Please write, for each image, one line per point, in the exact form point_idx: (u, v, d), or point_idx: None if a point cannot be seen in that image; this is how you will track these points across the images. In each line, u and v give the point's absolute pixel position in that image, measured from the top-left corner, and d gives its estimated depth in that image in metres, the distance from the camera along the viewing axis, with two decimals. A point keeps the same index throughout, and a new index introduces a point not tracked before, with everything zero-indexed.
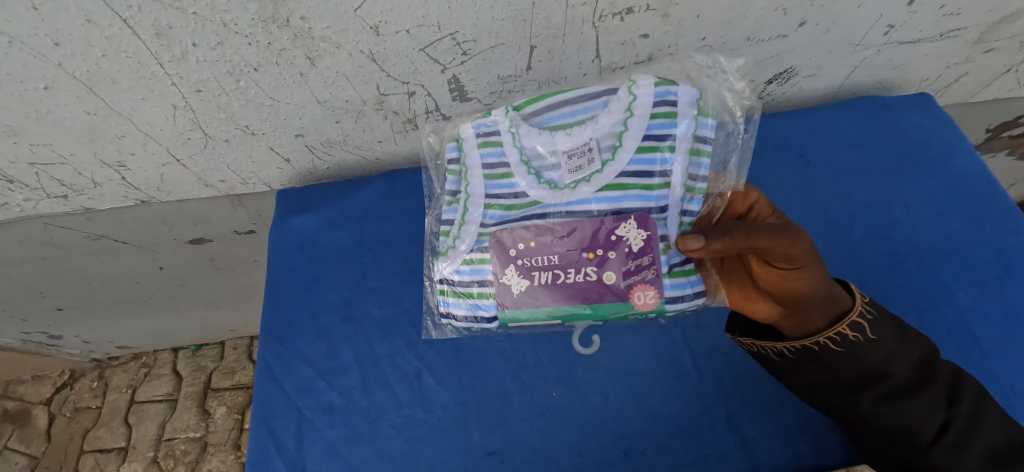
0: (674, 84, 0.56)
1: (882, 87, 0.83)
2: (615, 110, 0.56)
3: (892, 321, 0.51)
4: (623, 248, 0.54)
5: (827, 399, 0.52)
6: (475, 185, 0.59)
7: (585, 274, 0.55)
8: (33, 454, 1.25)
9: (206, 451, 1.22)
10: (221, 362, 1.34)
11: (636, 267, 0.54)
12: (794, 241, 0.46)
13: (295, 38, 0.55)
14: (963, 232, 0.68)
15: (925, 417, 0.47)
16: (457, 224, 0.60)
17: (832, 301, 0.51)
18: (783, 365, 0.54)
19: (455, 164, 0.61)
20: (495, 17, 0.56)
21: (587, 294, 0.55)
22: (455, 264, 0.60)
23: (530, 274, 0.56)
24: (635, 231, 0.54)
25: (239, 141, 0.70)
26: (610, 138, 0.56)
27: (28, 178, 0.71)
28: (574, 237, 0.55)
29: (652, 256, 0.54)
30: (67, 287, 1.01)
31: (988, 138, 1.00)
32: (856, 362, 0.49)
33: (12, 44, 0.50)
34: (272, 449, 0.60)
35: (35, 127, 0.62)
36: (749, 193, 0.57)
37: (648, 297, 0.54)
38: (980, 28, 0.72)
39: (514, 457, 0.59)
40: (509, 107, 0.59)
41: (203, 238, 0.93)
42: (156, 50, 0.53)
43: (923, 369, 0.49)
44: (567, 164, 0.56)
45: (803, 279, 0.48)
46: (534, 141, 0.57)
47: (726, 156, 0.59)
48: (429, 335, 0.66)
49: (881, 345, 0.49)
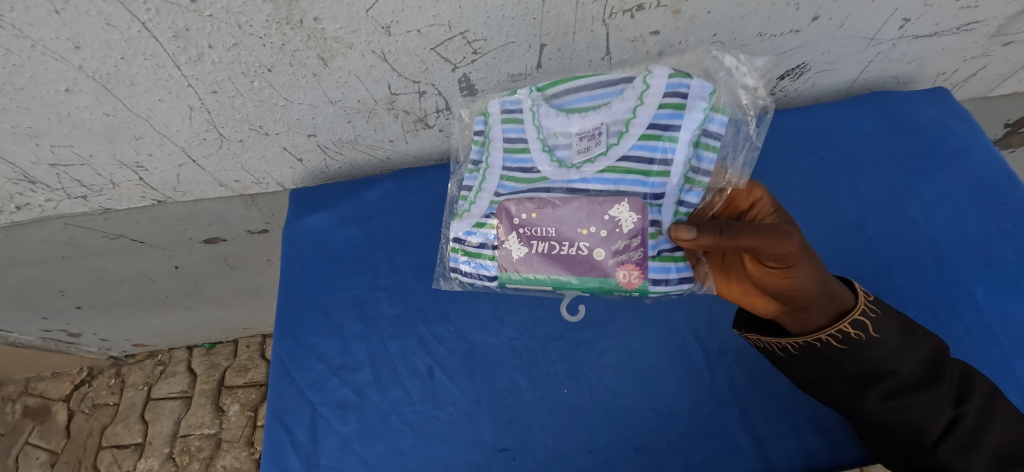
0: (690, 77, 0.55)
1: (897, 82, 0.82)
2: (629, 97, 0.56)
3: (899, 319, 0.50)
4: (615, 228, 0.53)
5: (832, 396, 0.51)
6: (496, 157, 0.61)
7: (578, 248, 0.54)
8: (53, 449, 1.28)
9: (220, 447, 1.24)
10: (235, 360, 1.36)
11: (625, 246, 0.53)
12: (783, 241, 0.45)
13: (308, 39, 0.55)
14: (980, 228, 0.67)
15: (930, 416, 0.47)
16: (475, 190, 0.62)
17: (829, 299, 0.50)
18: (788, 361, 0.53)
19: (481, 135, 0.63)
20: (506, 15, 0.56)
21: (578, 268, 0.55)
22: (467, 226, 0.61)
23: (530, 242, 0.56)
24: (628, 213, 0.53)
25: (253, 141, 0.71)
26: (618, 124, 0.56)
27: (49, 178, 0.73)
28: (573, 211, 0.54)
29: (641, 239, 0.53)
30: (86, 285, 1.03)
31: (1007, 133, 0.97)
32: (859, 360, 0.49)
33: (35, 48, 0.51)
34: (285, 444, 0.61)
35: (58, 129, 0.63)
36: (752, 190, 0.55)
37: (632, 276, 0.54)
38: (998, 20, 0.71)
39: (525, 454, 0.59)
40: (532, 87, 0.60)
41: (217, 238, 0.94)
42: (173, 52, 0.54)
43: (930, 367, 0.48)
44: (577, 145, 0.57)
45: (794, 279, 0.47)
46: (552, 122, 0.58)
47: (734, 151, 0.57)
48: (438, 284, 0.69)
49: (886, 343, 0.48)
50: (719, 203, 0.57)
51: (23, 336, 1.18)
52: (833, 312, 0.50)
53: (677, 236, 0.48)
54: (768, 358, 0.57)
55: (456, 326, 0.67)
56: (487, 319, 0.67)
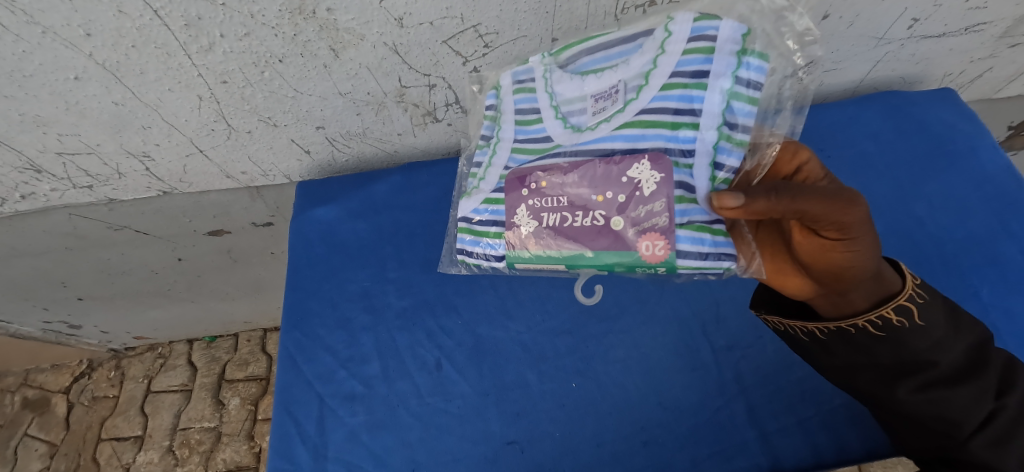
0: (718, 19, 0.46)
1: (904, 82, 0.82)
2: (649, 49, 0.49)
3: (945, 304, 0.45)
4: (635, 192, 0.46)
5: (860, 385, 0.47)
6: (508, 130, 0.58)
7: (593, 219, 0.48)
8: (53, 441, 1.28)
9: (221, 440, 1.24)
10: (235, 353, 1.35)
11: (647, 212, 0.46)
12: (850, 208, 0.39)
13: (320, 30, 0.55)
14: (985, 228, 0.68)
15: (966, 409, 0.42)
16: (485, 166, 0.59)
17: (877, 281, 0.44)
18: (814, 346, 0.49)
19: (492, 110, 0.61)
20: (518, 8, 0.56)
21: (594, 240, 0.48)
22: (474, 203, 0.57)
23: (539, 215, 0.51)
24: (649, 173, 0.46)
25: (261, 132, 0.71)
26: (637, 78, 0.50)
27: (55, 167, 0.72)
28: (587, 176, 0.49)
29: (666, 201, 0.45)
30: (89, 277, 1.03)
31: (1011, 135, 0.98)
32: (898, 349, 0.44)
33: (46, 34, 0.51)
34: (294, 435, 0.61)
35: (65, 118, 0.63)
36: (797, 153, 0.49)
37: (657, 248, 0.46)
38: (1007, 22, 0.71)
39: (534, 447, 0.59)
40: (545, 53, 0.57)
41: (221, 229, 0.94)
42: (185, 41, 0.54)
43: (973, 357, 0.44)
44: (592, 107, 0.52)
45: (849, 255, 0.41)
46: (565, 87, 0.54)
47: (778, 98, 0.49)
48: (446, 268, 0.66)
49: (932, 331, 0.43)
50: (770, 160, 0.48)
51: (23, 327, 1.18)
52: (875, 295, 0.44)
53: (720, 205, 0.40)
54: (791, 343, 0.53)
55: (465, 320, 0.67)
56: (495, 313, 0.67)
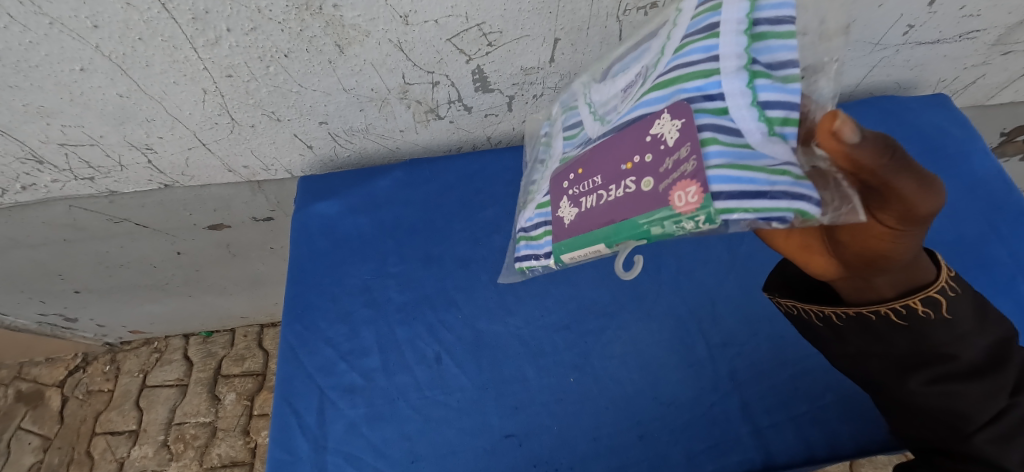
0: None
1: (899, 87, 0.84)
2: (664, 34, 0.48)
3: (976, 298, 0.40)
4: (660, 147, 0.41)
5: (866, 373, 0.44)
6: (557, 145, 0.60)
7: (625, 188, 0.43)
8: (46, 434, 1.27)
9: (216, 436, 1.24)
10: (232, 348, 1.36)
11: (675, 162, 0.39)
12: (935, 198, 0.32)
13: (326, 26, 0.56)
14: (975, 231, 0.69)
15: (975, 404, 0.39)
16: (540, 180, 0.61)
17: (910, 271, 0.39)
18: (825, 332, 0.46)
19: (546, 134, 0.65)
20: (522, 8, 0.57)
21: (626, 208, 0.42)
22: (530, 213, 0.59)
23: (580, 201, 0.49)
24: (670, 123, 0.40)
25: (264, 127, 0.71)
26: (656, 58, 0.47)
27: (57, 158, 0.73)
28: (616, 150, 0.46)
29: (692, 143, 0.38)
30: (86, 269, 1.03)
31: (1004, 141, 0.99)
32: (915, 339, 0.40)
33: (53, 25, 0.52)
34: (294, 426, 0.62)
35: (69, 109, 0.63)
36: None
37: (691, 195, 0.36)
38: (1000, 30, 0.72)
39: (531, 440, 0.60)
40: (587, 77, 0.61)
41: (221, 224, 0.95)
42: (191, 34, 0.55)
43: (995, 354, 0.40)
44: (621, 98, 0.51)
45: (898, 243, 0.35)
46: (601, 94, 0.55)
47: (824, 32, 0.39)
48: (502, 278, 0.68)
49: (957, 325, 0.38)
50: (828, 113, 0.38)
51: (19, 319, 1.18)
52: (903, 285, 0.39)
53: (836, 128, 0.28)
54: (800, 329, 0.50)
55: (465, 315, 0.68)
56: (494, 308, 0.68)
